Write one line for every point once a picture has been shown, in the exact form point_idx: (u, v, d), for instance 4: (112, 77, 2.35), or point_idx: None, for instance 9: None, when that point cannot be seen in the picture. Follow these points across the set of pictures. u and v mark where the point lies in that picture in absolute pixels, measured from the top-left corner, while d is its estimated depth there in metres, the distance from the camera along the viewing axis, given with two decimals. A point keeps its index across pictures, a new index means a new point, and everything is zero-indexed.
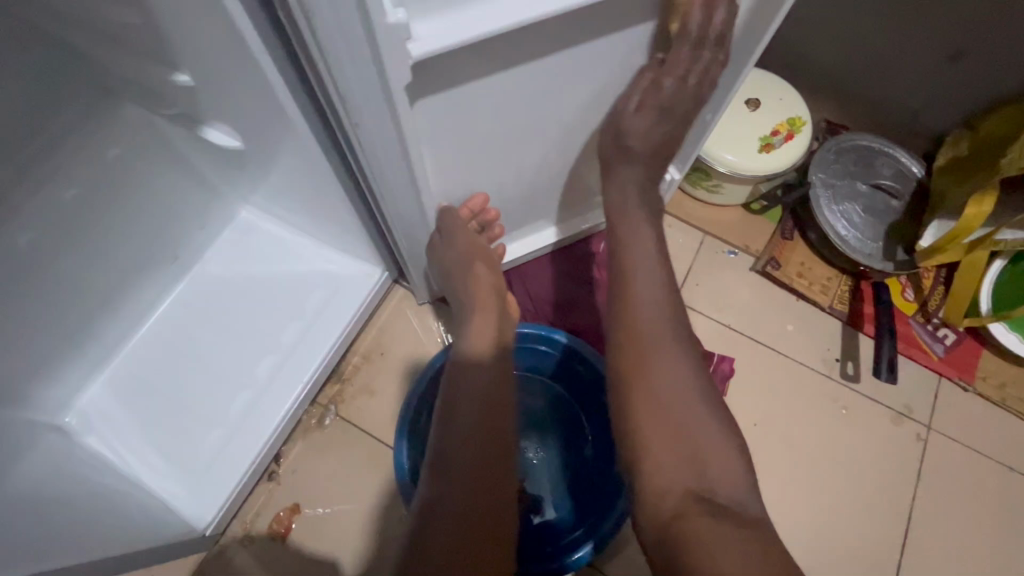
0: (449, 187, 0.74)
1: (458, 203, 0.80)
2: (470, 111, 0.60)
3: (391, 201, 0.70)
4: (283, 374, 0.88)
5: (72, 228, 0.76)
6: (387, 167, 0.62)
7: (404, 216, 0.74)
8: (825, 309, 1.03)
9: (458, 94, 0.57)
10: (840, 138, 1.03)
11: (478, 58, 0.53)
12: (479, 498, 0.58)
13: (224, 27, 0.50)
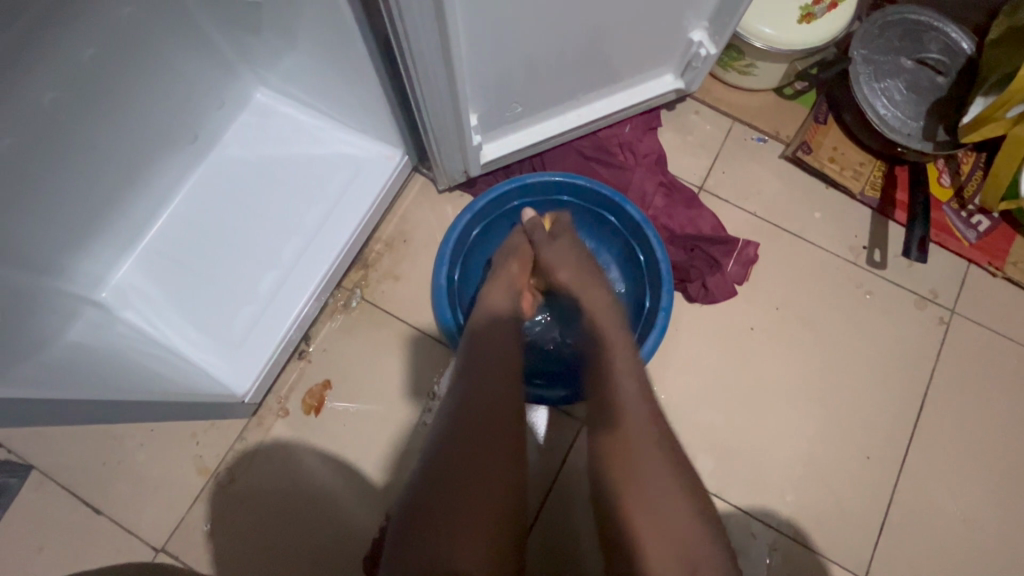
0: (479, 47, 0.70)
1: (487, 74, 0.76)
2: None
3: (418, 56, 0.66)
4: (309, 254, 0.89)
5: (92, 93, 0.73)
6: (416, 7, 0.58)
7: (432, 75, 0.70)
8: (857, 196, 1.00)
9: None
10: (887, 10, 0.96)
11: None
12: (477, 463, 0.57)
13: None
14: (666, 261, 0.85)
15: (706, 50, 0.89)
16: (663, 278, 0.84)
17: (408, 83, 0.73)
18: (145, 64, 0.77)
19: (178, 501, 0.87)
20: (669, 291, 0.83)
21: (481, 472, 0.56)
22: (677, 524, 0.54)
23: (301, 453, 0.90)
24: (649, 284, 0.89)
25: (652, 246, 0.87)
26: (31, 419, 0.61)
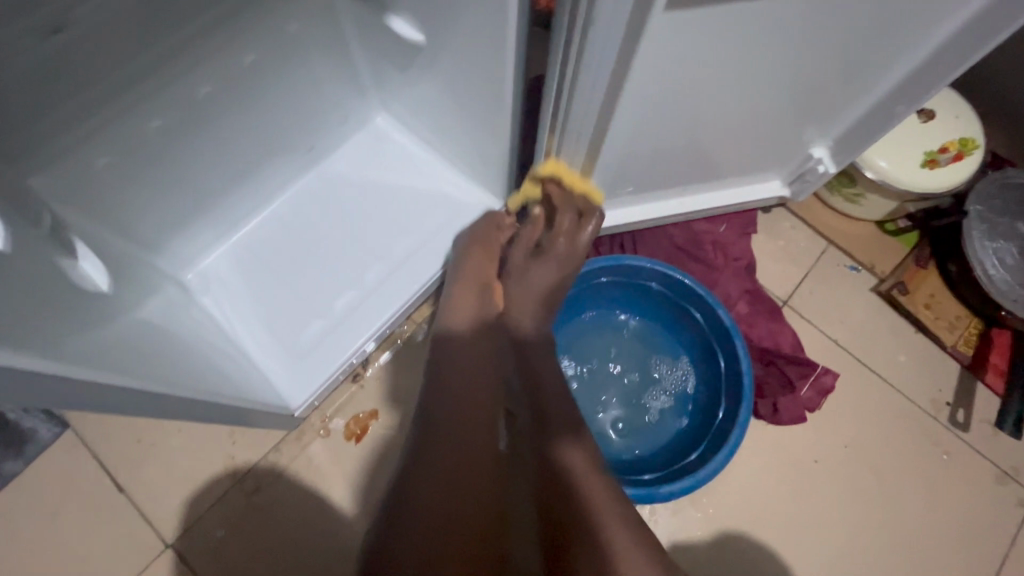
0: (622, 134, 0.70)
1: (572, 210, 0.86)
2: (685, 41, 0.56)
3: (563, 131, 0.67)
4: (391, 281, 0.90)
5: (239, 92, 0.76)
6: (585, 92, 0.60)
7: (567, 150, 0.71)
8: (947, 349, 0.97)
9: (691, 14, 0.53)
10: (1006, 173, 0.95)
11: None
12: (455, 482, 0.59)
13: None
14: (750, 374, 0.81)
15: (824, 167, 0.87)
16: (743, 391, 0.80)
17: (546, 137, 0.74)
18: (292, 75, 0.81)
19: (200, 498, 0.86)
20: (748, 407, 0.79)
21: (457, 490, 0.59)
22: (591, 479, 0.63)
23: (331, 483, 0.88)
24: (724, 393, 0.85)
25: (737, 358, 0.83)
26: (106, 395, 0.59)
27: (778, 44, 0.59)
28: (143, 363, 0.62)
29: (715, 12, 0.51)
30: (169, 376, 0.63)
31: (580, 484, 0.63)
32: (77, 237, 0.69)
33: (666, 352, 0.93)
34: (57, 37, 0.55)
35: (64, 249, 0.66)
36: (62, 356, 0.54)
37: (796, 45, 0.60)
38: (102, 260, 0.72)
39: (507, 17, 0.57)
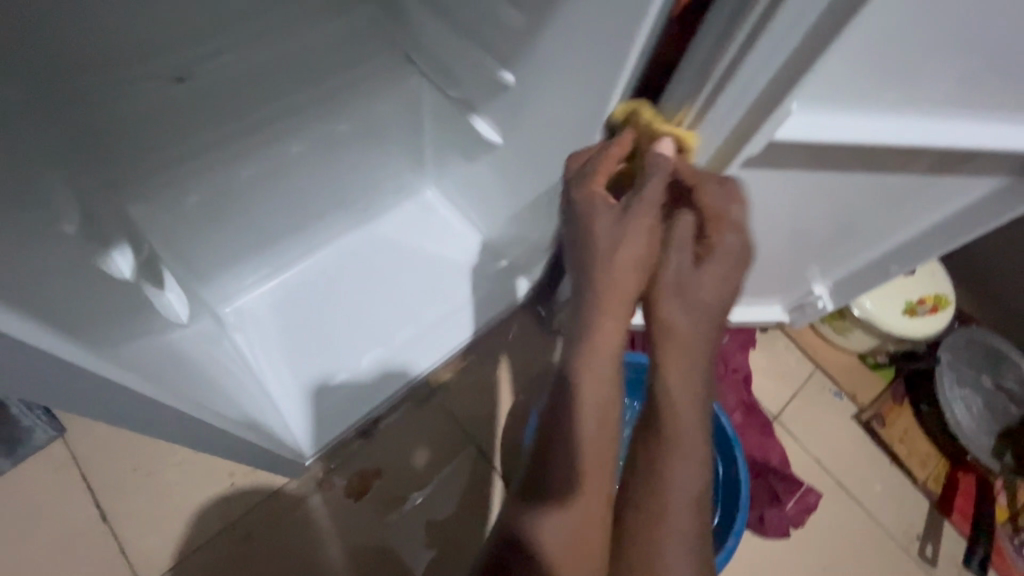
0: None
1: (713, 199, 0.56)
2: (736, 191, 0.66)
3: None
4: (420, 344, 0.94)
5: (320, 153, 0.84)
6: None
7: None
8: (918, 484, 1.04)
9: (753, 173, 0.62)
10: (974, 331, 1.06)
11: (789, 160, 0.60)
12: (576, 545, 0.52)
13: (594, 63, 0.58)
14: (745, 485, 0.86)
15: (823, 303, 0.98)
16: (739, 503, 0.86)
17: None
18: (368, 145, 0.89)
19: (186, 539, 0.83)
20: (742, 518, 0.84)
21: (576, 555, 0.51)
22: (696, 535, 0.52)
23: (326, 540, 0.87)
24: (719, 501, 0.90)
25: (735, 468, 0.89)
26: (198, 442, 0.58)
27: (805, 203, 0.70)
28: (202, 392, 0.64)
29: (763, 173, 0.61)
30: (220, 409, 0.64)
31: (682, 534, 0.52)
32: (166, 270, 0.75)
33: None
34: (180, 84, 0.63)
35: (155, 279, 0.72)
36: (138, 370, 0.51)
37: (818, 204, 0.72)
38: (181, 290, 0.76)
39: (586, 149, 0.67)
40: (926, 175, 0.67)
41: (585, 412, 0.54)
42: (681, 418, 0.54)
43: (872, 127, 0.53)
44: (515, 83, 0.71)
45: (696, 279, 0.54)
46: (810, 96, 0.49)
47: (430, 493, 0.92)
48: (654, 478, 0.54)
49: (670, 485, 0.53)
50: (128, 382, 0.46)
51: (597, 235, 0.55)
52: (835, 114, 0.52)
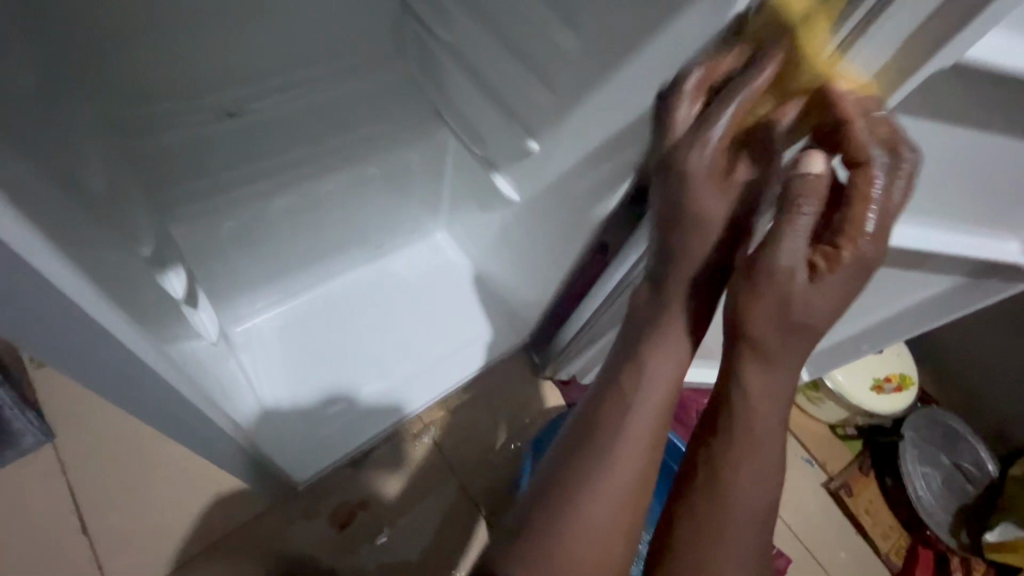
0: None
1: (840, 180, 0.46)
2: None
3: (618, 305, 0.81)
4: (418, 380, 0.97)
5: (347, 192, 0.89)
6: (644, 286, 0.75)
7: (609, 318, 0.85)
8: (880, 556, 1.09)
9: None
10: (933, 409, 1.14)
11: None
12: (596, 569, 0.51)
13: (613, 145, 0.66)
14: None
15: (799, 373, 1.05)
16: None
17: (592, 306, 0.86)
18: (392, 188, 0.95)
19: (165, 559, 0.82)
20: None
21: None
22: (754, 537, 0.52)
23: (303, 569, 0.86)
24: None
25: None
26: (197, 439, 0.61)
27: None
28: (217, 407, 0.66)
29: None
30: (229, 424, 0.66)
31: (738, 539, 0.51)
32: (201, 288, 0.81)
33: None
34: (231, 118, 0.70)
35: (192, 298, 0.76)
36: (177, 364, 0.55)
37: None
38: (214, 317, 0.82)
39: (594, 216, 0.74)
40: (896, 268, 0.74)
41: (641, 409, 0.54)
42: (761, 430, 0.51)
43: None
44: (538, 150, 0.78)
45: (814, 291, 0.45)
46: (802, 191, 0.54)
47: (403, 528, 0.93)
48: (720, 485, 0.51)
49: (734, 495, 0.51)
50: (171, 375, 0.49)
51: (697, 196, 0.50)
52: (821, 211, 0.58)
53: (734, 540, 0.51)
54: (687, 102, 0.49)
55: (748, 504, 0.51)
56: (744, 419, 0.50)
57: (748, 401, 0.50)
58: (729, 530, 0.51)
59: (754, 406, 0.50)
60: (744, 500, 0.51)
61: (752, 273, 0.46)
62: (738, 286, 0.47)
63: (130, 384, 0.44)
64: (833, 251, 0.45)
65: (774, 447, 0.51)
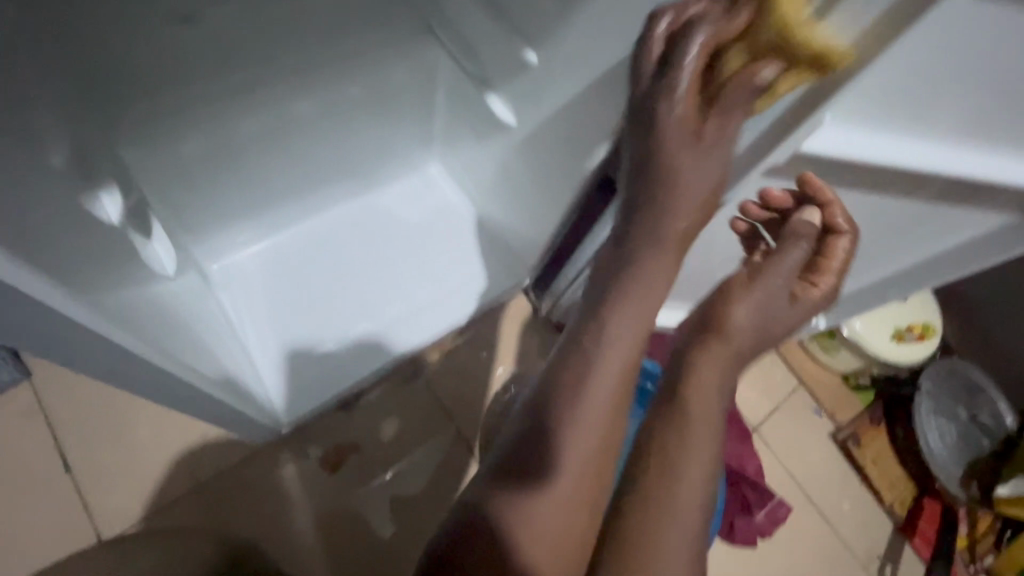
0: None
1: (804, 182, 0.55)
2: None
3: None
4: (410, 322, 0.92)
5: (326, 116, 0.80)
6: None
7: None
8: (884, 506, 1.06)
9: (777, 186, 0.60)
10: (954, 361, 1.08)
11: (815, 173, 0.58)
12: (552, 528, 0.45)
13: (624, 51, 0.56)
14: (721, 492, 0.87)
15: (816, 321, 0.98)
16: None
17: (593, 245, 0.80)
18: (379, 113, 0.85)
19: (153, 498, 0.81)
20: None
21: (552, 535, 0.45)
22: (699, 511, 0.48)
23: (295, 510, 0.85)
24: None
25: None
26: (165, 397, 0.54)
27: None
28: (180, 348, 0.61)
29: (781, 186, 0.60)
30: (195, 367, 0.61)
31: (684, 510, 0.48)
32: (155, 218, 0.72)
33: None
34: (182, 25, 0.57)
35: (141, 227, 0.68)
36: (98, 308, 0.48)
37: None
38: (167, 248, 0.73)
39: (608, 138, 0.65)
40: (943, 207, 0.65)
41: (586, 403, 0.47)
42: (701, 394, 0.51)
43: (898, 147, 0.51)
44: (538, 63, 0.69)
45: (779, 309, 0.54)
46: (849, 109, 0.47)
47: (399, 470, 0.90)
48: (664, 447, 0.50)
49: (679, 459, 0.49)
50: (83, 315, 0.43)
51: (669, 155, 0.49)
52: (869, 132, 0.50)
53: (677, 511, 0.47)
54: (653, 51, 0.47)
55: (698, 470, 0.49)
56: (683, 383, 0.52)
57: (693, 366, 0.52)
58: (678, 497, 0.48)
59: (691, 400, 0.51)
60: (692, 464, 0.49)
61: (719, 330, 0.53)
62: (700, 338, 0.54)
63: (25, 321, 0.38)
64: (806, 282, 0.56)
65: (715, 414, 0.51)
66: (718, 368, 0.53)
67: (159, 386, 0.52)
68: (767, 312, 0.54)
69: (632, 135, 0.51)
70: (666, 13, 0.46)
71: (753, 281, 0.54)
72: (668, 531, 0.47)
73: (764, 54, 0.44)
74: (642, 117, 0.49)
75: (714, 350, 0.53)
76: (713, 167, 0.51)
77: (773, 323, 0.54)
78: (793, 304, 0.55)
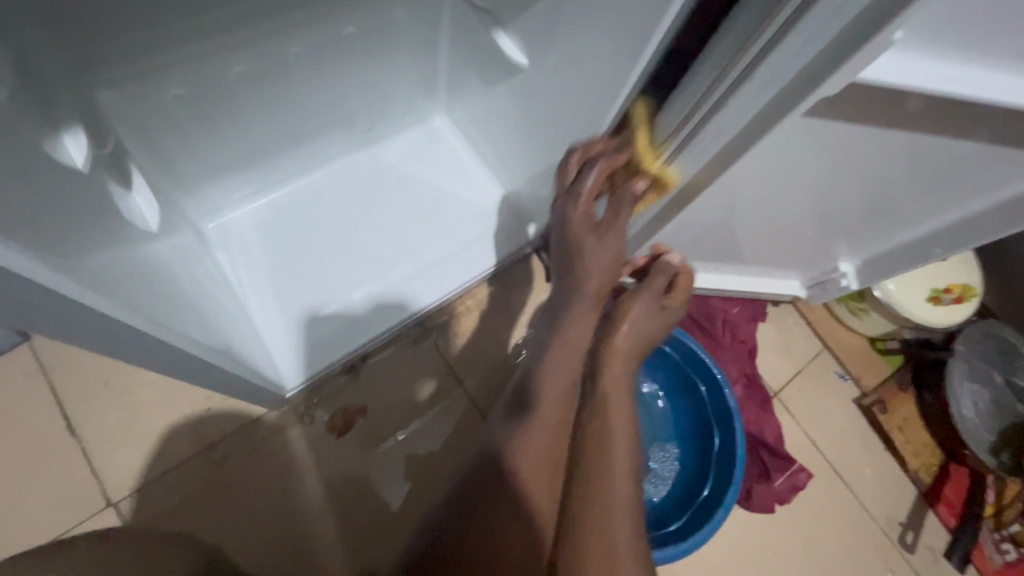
0: (695, 212, 0.72)
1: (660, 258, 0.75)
2: (792, 150, 0.58)
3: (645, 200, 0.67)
4: (416, 283, 0.88)
5: (321, 60, 0.74)
6: None
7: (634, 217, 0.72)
8: (909, 473, 1.03)
9: (821, 128, 0.54)
10: (992, 324, 1.01)
11: (867, 110, 0.51)
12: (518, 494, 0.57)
13: None
14: (741, 458, 0.84)
15: (847, 281, 0.92)
16: (733, 477, 0.83)
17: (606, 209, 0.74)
18: (379, 57, 0.79)
19: (160, 458, 0.81)
20: (735, 491, 0.82)
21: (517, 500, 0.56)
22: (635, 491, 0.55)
23: (303, 473, 0.84)
24: (713, 471, 0.87)
25: (734, 442, 0.86)
26: (159, 365, 0.51)
27: (863, 169, 0.62)
28: (174, 312, 0.57)
29: (826, 125, 0.53)
30: (191, 330, 0.57)
31: (625, 490, 0.55)
32: (134, 168, 0.66)
33: (666, 421, 0.96)
34: None
35: (121, 177, 0.62)
36: (75, 272, 0.44)
37: (876, 174, 0.64)
38: (151, 211, 0.68)
39: (634, 73, 0.57)
40: (1010, 152, 0.57)
41: (544, 391, 0.62)
42: (621, 377, 0.63)
43: (971, 78, 0.44)
44: None
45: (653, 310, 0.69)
46: (919, 28, 0.41)
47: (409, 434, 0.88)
48: (602, 433, 0.58)
49: (614, 442, 0.57)
50: (54, 281, 0.38)
51: (583, 254, 0.67)
52: (935, 58, 0.44)
53: (617, 488, 0.54)
54: (580, 150, 0.68)
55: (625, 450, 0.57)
56: (611, 374, 0.63)
57: (611, 349, 0.65)
58: (614, 476, 0.55)
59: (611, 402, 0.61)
60: (620, 447, 0.57)
61: (629, 305, 0.68)
62: (607, 322, 0.67)
63: None
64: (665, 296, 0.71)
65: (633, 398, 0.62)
66: (624, 360, 0.65)
67: (148, 354, 0.48)
68: (649, 325, 0.68)
69: (563, 188, 0.70)
70: (577, 149, 0.68)
71: (629, 302, 0.67)
72: (613, 506, 0.53)
73: (639, 174, 0.68)
74: (565, 186, 0.70)
75: (622, 334, 0.65)
76: (613, 249, 0.68)
77: (654, 333, 0.68)
78: (665, 310, 0.70)
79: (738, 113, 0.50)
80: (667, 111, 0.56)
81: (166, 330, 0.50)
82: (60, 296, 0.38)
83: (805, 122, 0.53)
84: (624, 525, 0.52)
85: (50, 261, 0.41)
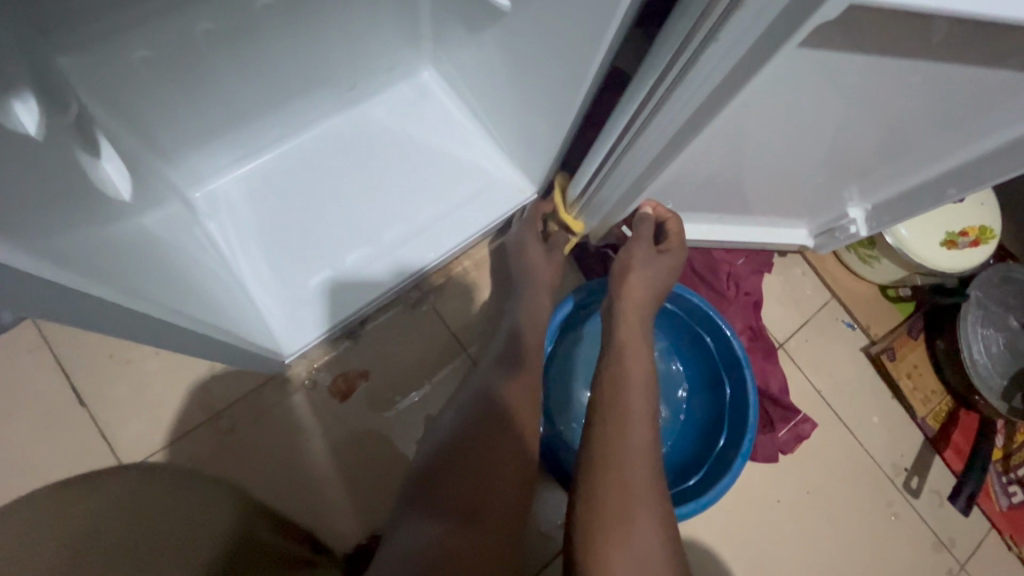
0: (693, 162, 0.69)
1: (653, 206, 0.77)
2: (794, 88, 0.54)
3: (637, 149, 0.64)
4: (410, 245, 0.86)
5: (295, 14, 0.70)
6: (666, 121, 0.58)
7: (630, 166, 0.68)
8: (917, 420, 1.02)
9: (825, 61, 0.49)
10: (1011, 268, 0.97)
11: (874, 39, 0.46)
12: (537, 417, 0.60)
13: None
14: (755, 407, 0.83)
15: (855, 228, 0.88)
16: (748, 424, 0.83)
17: (602, 155, 0.71)
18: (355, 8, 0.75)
19: (170, 423, 0.83)
20: (752, 438, 0.81)
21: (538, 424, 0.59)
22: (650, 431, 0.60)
23: (311, 435, 0.86)
24: (727, 424, 0.87)
25: (744, 392, 0.86)
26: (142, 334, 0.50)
27: (873, 105, 0.58)
28: (156, 283, 0.56)
29: (831, 56, 0.49)
30: (178, 302, 0.57)
31: (643, 428, 0.60)
32: (103, 136, 0.64)
33: (673, 378, 0.96)
34: None
35: (90, 144, 0.60)
36: (38, 249, 0.43)
37: (887, 109, 0.59)
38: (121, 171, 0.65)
39: (619, 9, 0.53)
40: None
41: None
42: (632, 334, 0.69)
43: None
44: None
45: (653, 261, 0.73)
46: None
47: (414, 397, 0.89)
48: (620, 380, 0.63)
49: (628, 386, 0.63)
50: (7, 254, 0.37)
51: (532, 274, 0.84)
52: None
53: (635, 427, 0.59)
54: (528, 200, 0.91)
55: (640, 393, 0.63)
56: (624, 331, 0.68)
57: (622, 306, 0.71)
58: (631, 416, 0.60)
59: (629, 367, 0.64)
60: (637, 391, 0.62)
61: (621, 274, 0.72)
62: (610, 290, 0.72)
63: None
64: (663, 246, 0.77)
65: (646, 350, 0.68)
66: (634, 318, 0.70)
67: (127, 325, 0.47)
68: (649, 278, 0.72)
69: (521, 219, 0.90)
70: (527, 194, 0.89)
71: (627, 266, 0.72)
72: (631, 441, 0.58)
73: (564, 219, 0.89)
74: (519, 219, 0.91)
75: (627, 296, 0.71)
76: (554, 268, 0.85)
77: (655, 279, 0.73)
78: (665, 261, 0.74)
79: (731, 47, 0.46)
80: (657, 51, 0.52)
81: (146, 303, 0.49)
82: (16, 270, 0.37)
83: (807, 56, 0.48)
84: (643, 459, 0.57)
85: (4, 235, 0.40)
